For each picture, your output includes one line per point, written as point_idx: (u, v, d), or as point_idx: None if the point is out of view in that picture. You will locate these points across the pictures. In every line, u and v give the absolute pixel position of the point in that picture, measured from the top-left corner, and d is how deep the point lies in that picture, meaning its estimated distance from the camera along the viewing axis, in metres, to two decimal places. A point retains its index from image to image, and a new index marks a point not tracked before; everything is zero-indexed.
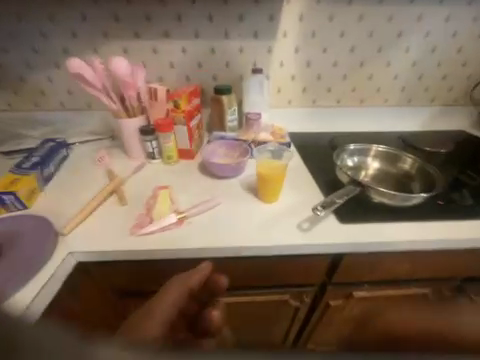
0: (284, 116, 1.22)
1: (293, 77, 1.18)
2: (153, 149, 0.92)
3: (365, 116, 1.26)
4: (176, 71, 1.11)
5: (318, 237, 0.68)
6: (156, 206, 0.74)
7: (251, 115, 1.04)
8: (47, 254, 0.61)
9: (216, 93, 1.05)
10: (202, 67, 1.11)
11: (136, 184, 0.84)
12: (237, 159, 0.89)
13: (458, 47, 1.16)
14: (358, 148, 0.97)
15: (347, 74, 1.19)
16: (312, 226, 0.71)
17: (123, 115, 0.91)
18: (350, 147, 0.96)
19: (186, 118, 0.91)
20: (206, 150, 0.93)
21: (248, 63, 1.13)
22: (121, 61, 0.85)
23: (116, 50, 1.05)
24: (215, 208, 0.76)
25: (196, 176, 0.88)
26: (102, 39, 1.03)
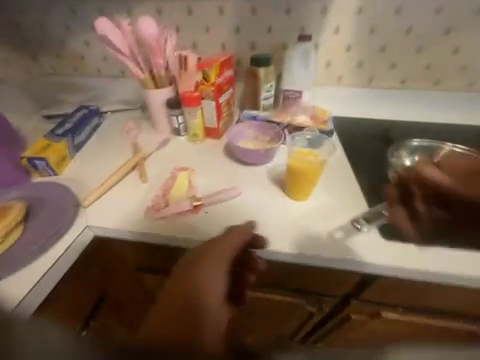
0: (330, 96, 1.02)
1: (349, 48, 0.97)
2: (178, 125, 0.88)
3: (438, 103, 0.98)
4: (210, 37, 0.98)
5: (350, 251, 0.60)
6: (174, 187, 0.71)
7: (290, 93, 0.92)
8: (67, 224, 0.64)
9: (252, 65, 0.91)
10: (240, 32, 0.97)
11: (160, 161, 0.81)
12: (266, 145, 0.80)
13: None
14: (424, 145, 0.79)
15: (422, 46, 0.93)
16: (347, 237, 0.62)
17: (150, 85, 0.85)
18: (413, 143, 0.79)
19: (215, 93, 0.83)
20: (234, 130, 0.84)
21: (295, 28, 0.95)
22: (148, 23, 0.78)
23: (149, 11, 0.97)
24: (235, 197, 0.70)
25: (219, 158, 0.81)
26: None
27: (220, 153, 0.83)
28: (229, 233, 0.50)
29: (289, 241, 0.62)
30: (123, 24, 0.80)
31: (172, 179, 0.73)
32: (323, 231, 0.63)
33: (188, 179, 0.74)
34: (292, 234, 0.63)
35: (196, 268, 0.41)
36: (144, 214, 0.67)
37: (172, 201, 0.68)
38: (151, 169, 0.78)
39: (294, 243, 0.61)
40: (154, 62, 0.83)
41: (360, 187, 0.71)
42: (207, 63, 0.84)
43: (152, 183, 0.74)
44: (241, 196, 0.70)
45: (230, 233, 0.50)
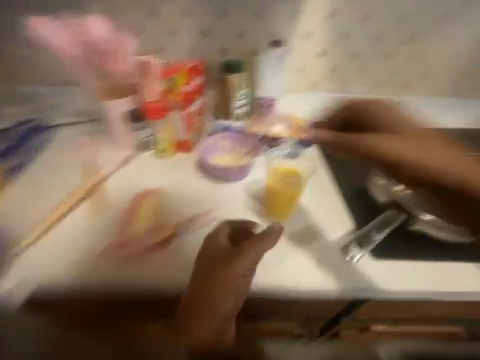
0: (306, 102, 0.99)
1: (322, 54, 0.96)
2: (143, 139, 0.79)
3: (407, 108, 1.00)
4: (177, 40, 0.90)
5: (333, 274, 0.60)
6: (143, 213, 0.66)
7: (264, 101, 0.89)
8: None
9: (224, 72, 0.86)
10: (208, 36, 0.90)
11: (122, 187, 0.74)
12: (242, 160, 0.75)
13: None
14: None
15: (389, 53, 0.95)
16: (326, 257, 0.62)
17: (109, 95, 0.75)
18: None
19: (184, 103, 0.77)
20: (206, 145, 0.78)
21: (267, 33, 0.91)
22: (96, 24, 0.67)
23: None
24: (212, 219, 0.67)
25: (191, 177, 0.76)
26: None
27: (193, 169, 0.77)
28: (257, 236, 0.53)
29: (270, 262, 0.61)
30: (69, 21, 0.68)
31: (139, 204, 0.68)
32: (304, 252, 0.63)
33: (158, 203, 0.69)
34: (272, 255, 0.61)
35: (223, 266, 0.48)
36: (104, 249, 0.60)
37: (142, 232, 0.62)
38: (113, 194, 0.72)
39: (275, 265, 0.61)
40: (109, 67, 0.71)
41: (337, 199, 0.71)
42: (173, 71, 0.77)
43: (120, 208, 0.69)
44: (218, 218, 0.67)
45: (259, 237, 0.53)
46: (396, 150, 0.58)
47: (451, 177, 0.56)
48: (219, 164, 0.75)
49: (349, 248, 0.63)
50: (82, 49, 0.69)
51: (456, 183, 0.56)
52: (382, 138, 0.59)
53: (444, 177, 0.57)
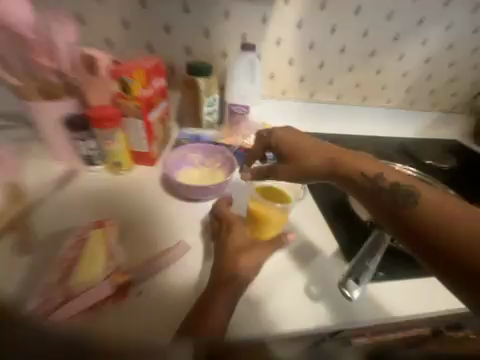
0: (276, 112, 1.00)
1: (291, 62, 0.94)
2: (90, 151, 0.65)
3: (363, 118, 1.08)
4: (131, 35, 0.82)
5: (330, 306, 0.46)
6: (86, 254, 0.49)
7: (236, 108, 0.80)
8: None
9: (189, 74, 0.76)
10: (171, 33, 0.83)
11: (54, 214, 0.58)
12: (216, 179, 0.65)
13: (473, 48, 0.98)
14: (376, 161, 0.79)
15: (353, 66, 0.97)
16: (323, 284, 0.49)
17: (38, 96, 0.60)
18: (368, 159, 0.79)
19: (143, 109, 0.62)
20: (171, 159, 0.67)
21: (234, 34, 0.85)
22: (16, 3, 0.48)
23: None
24: (181, 256, 0.52)
25: (152, 199, 0.63)
26: None
27: (155, 185, 0.67)
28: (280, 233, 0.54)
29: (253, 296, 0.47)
30: None
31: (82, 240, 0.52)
32: (296, 289, 0.48)
33: (106, 239, 0.52)
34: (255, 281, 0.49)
35: (241, 255, 0.49)
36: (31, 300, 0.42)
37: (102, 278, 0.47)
38: (40, 225, 0.55)
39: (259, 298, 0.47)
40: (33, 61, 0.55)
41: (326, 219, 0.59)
42: (126, 70, 0.61)
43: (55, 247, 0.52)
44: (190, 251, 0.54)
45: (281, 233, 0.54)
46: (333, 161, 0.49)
47: (401, 184, 0.45)
48: (187, 183, 0.63)
49: (347, 280, 0.47)
50: None
51: (405, 189, 0.44)
52: (302, 148, 0.53)
53: (382, 178, 0.46)
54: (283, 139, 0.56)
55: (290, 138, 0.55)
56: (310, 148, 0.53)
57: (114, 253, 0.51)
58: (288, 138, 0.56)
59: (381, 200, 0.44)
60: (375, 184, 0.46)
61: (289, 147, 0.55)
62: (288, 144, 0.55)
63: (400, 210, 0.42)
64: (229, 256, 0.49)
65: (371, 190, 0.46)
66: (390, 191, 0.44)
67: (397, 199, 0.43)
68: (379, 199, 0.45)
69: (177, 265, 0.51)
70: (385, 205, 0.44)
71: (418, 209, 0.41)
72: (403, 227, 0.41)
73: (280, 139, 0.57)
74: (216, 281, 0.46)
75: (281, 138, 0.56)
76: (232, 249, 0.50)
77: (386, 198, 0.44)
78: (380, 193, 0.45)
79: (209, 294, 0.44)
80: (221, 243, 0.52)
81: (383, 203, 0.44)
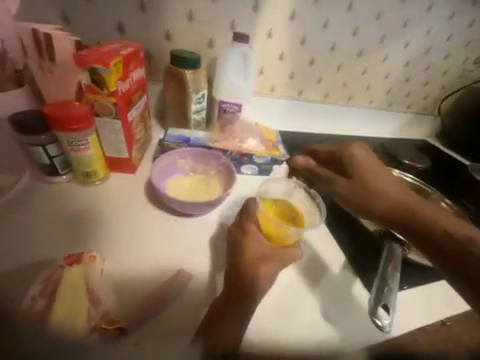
0: (264, 111, 0.96)
1: (282, 56, 0.88)
2: (50, 159, 0.52)
3: (347, 118, 1.09)
4: (97, 11, 0.67)
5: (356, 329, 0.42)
6: (62, 304, 0.37)
7: (227, 106, 0.72)
8: None
9: (174, 64, 0.66)
10: (147, 13, 0.70)
11: (5, 244, 0.44)
12: (212, 189, 0.58)
13: (445, 54, 1.04)
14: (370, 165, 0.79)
15: (342, 64, 0.96)
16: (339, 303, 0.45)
17: None
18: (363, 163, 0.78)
19: (121, 107, 0.50)
20: (158, 167, 0.58)
21: (222, 20, 0.75)
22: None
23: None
24: (188, 287, 0.42)
25: (137, 214, 0.53)
26: None
27: (137, 197, 0.56)
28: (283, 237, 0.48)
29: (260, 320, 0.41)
30: None
31: (52, 285, 0.38)
32: (314, 310, 0.44)
33: (85, 280, 0.40)
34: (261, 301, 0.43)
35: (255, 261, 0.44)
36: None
37: (88, 328, 0.36)
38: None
39: (268, 323, 0.41)
40: None
41: (333, 232, 0.56)
42: (95, 56, 0.46)
43: (12, 298, 0.38)
44: (194, 280, 0.44)
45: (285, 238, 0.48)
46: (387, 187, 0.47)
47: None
48: (178, 197, 0.54)
49: (377, 308, 0.41)
50: None
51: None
52: (376, 184, 0.47)
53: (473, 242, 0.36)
54: (359, 170, 0.50)
55: (369, 171, 0.49)
56: (386, 187, 0.47)
57: (100, 297, 0.39)
58: (372, 168, 0.50)
59: (466, 266, 0.35)
60: (460, 246, 0.36)
61: (361, 180, 0.49)
62: (362, 177, 0.49)
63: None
64: (241, 263, 0.43)
65: (451, 250, 0.37)
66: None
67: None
68: (461, 263, 0.35)
69: (185, 300, 0.41)
70: (471, 271, 0.35)
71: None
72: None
73: (354, 168, 0.51)
74: (229, 293, 0.40)
75: (362, 169, 0.50)
76: (244, 254, 0.44)
77: (474, 264, 0.35)
78: (467, 257, 0.35)
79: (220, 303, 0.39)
80: (237, 247, 0.46)
81: (468, 269, 0.35)
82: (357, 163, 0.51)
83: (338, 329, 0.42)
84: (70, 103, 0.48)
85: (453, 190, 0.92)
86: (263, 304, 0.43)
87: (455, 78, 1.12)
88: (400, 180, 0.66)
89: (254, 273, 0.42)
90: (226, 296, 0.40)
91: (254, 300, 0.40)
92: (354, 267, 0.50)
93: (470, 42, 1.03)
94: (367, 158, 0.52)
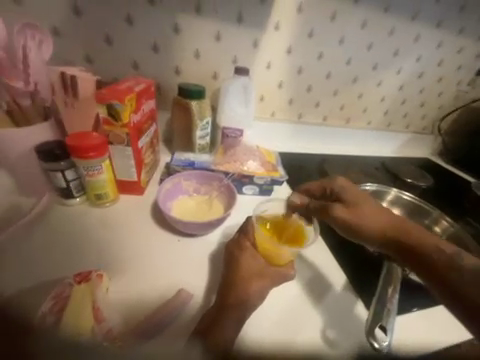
0: (266, 133, 1.02)
1: (280, 84, 0.95)
2: (68, 183, 0.57)
3: (347, 139, 1.14)
4: (115, 53, 0.77)
5: (351, 349, 0.41)
6: (70, 319, 0.38)
7: (229, 132, 0.78)
8: None
9: (181, 95, 0.72)
10: (159, 52, 0.79)
11: (22, 262, 0.47)
12: (215, 209, 0.61)
13: (437, 78, 1.10)
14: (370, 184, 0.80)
15: (338, 90, 1.02)
16: (334, 323, 0.44)
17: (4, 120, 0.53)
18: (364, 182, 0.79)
19: (132, 137, 0.56)
20: (164, 189, 0.61)
21: (224, 56, 0.84)
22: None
23: (9, 1, 0.66)
24: (187, 306, 0.44)
25: (141, 233, 0.56)
26: None
27: (143, 217, 0.60)
28: (278, 257, 0.48)
29: (248, 333, 0.41)
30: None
31: (62, 302, 0.40)
32: (312, 330, 0.43)
33: (92, 298, 0.41)
34: (252, 314, 0.43)
35: (252, 279, 0.45)
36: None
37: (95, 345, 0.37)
38: (3, 279, 0.45)
39: (256, 337, 0.41)
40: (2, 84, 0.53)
41: (332, 252, 0.57)
42: (112, 94, 0.52)
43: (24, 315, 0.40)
44: (194, 299, 0.45)
45: (280, 258, 0.48)
46: (374, 213, 0.45)
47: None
48: (182, 218, 0.56)
49: (374, 328, 0.40)
50: None
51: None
52: (364, 208, 0.45)
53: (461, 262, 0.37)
54: (348, 193, 0.48)
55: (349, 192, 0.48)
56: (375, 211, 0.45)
57: (105, 314, 0.40)
58: (355, 193, 0.48)
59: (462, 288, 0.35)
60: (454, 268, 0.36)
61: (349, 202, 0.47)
62: (350, 199, 0.47)
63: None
64: (238, 280, 0.44)
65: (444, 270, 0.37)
66: (477, 279, 0.35)
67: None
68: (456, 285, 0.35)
69: (185, 318, 0.42)
70: (467, 293, 0.34)
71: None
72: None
73: (341, 193, 0.49)
74: (220, 301, 0.41)
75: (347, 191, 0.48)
76: (241, 271, 0.46)
77: (468, 286, 0.35)
78: (459, 275, 0.36)
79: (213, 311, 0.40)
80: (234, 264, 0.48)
81: (464, 291, 0.35)
82: (342, 188, 0.49)
83: (332, 348, 0.41)
84: (88, 133, 0.54)
85: (458, 208, 0.92)
86: (255, 324, 0.43)
87: (450, 99, 1.16)
88: (399, 199, 0.66)
89: (250, 291, 0.43)
90: (218, 304, 0.41)
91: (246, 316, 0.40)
92: (353, 286, 0.50)
93: (461, 67, 1.08)
94: (350, 184, 0.50)
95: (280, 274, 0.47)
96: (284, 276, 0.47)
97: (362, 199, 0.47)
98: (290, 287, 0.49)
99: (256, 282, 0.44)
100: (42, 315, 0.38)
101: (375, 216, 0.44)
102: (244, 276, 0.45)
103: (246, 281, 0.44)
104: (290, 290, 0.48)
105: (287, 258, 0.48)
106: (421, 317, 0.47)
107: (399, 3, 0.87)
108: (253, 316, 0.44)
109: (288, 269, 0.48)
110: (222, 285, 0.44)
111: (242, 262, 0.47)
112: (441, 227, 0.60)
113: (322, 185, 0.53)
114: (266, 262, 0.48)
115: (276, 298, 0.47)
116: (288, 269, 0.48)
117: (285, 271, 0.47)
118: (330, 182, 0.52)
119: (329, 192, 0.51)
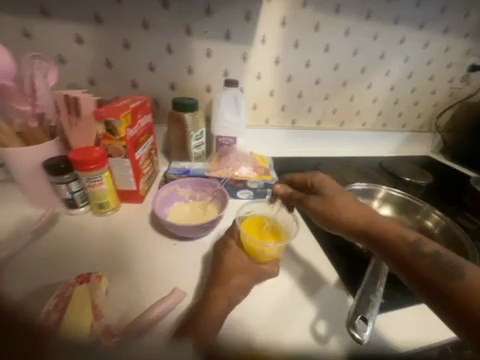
0: (261, 140, 1.06)
1: (272, 93, 0.99)
2: (72, 194, 0.62)
3: (343, 141, 1.15)
4: (115, 75, 0.84)
5: (334, 340, 0.42)
6: (71, 317, 0.41)
7: (223, 140, 0.83)
8: None
9: (175, 109, 0.77)
10: (155, 71, 0.86)
11: (30, 266, 0.51)
12: (209, 213, 0.64)
13: (428, 77, 1.11)
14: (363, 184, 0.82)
15: (329, 94, 1.05)
16: (319, 317, 0.45)
17: (15, 141, 0.59)
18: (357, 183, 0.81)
19: (129, 149, 0.61)
20: (161, 196, 0.65)
21: (216, 71, 0.90)
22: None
23: (21, 37, 0.75)
24: (179, 304, 0.46)
25: (138, 238, 0.59)
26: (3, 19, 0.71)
27: (141, 224, 0.64)
28: (264, 255, 0.50)
29: (232, 321, 0.44)
30: None
31: (64, 301, 0.43)
32: (296, 323, 0.44)
33: (92, 298, 0.44)
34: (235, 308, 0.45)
35: (236, 276, 0.47)
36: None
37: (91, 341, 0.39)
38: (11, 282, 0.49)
39: (239, 331, 0.43)
40: (13, 110, 0.59)
41: (323, 250, 0.58)
42: (110, 112, 0.57)
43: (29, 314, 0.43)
44: (188, 298, 0.47)
45: (266, 256, 0.50)
46: (346, 205, 0.46)
47: (444, 255, 0.36)
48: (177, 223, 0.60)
49: (355, 320, 0.41)
50: None
51: (449, 260, 0.35)
52: (338, 198, 0.48)
53: (421, 244, 0.37)
54: (324, 188, 0.51)
55: (327, 187, 0.50)
56: (350, 203, 0.46)
57: (102, 313, 0.43)
58: (332, 185, 0.51)
59: (418, 267, 0.36)
60: (415, 249, 0.37)
61: (326, 196, 0.49)
62: (326, 192, 0.50)
63: (442, 280, 0.34)
64: (229, 279, 0.47)
65: (410, 256, 0.37)
66: (433, 259, 0.36)
67: (440, 266, 0.34)
68: (417, 266, 0.36)
69: (179, 315, 0.44)
70: (423, 272, 0.35)
71: (464, 285, 0.32)
72: (436, 298, 0.33)
73: (318, 186, 0.52)
74: (207, 297, 0.44)
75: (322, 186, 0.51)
76: (231, 271, 0.48)
77: (425, 265, 0.35)
78: (423, 261, 0.36)
79: (204, 305, 0.43)
80: (222, 263, 0.50)
81: (421, 270, 0.36)
82: (320, 182, 0.52)
83: (314, 339, 0.42)
84: (88, 148, 0.59)
85: (459, 203, 0.91)
86: (239, 319, 0.44)
87: (444, 96, 1.17)
88: (389, 196, 0.70)
89: (234, 287, 0.45)
90: (205, 299, 0.44)
91: (228, 309, 0.43)
92: (343, 282, 0.51)
93: (451, 64, 1.10)
94: (328, 179, 0.53)
95: (264, 270, 0.50)
96: (268, 273, 0.50)
97: (338, 193, 0.49)
98: (277, 283, 0.51)
99: (240, 277, 0.47)
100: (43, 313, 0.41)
101: (348, 207, 0.46)
102: (229, 274, 0.48)
103: (231, 278, 0.47)
104: (277, 286, 0.50)
105: (273, 256, 0.51)
106: (418, 310, 0.48)
107: (379, 10, 0.91)
108: (238, 306, 0.46)
109: (271, 266, 0.51)
110: (210, 282, 0.47)
111: (229, 260, 0.50)
112: (433, 220, 0.62)
113: (305, 178, 0.56)
114: (252, 260, 0.51)
115: (261, 293, 0.49)
116: (272, 266, 0.51)
117: (269, 268, 0.50)
118: (310, 177, 0.55)
119: (309, 185, 0.54)
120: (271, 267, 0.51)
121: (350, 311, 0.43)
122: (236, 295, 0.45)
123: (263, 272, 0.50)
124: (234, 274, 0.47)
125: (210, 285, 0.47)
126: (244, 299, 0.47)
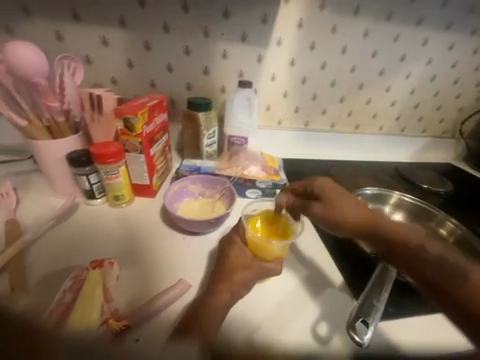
0: (273, 141, 1.06)
1: (285, 94, 0.99)
2: (91, 185, 0.66)
3: (358, 144, 1.12)
4: (136, 75, 0.89)
5: (335, 342, 0.42)
6: (83, 299, 0.44)
7: (235, 140, 0.84)
8: None
9: (190, 108, 0.80)
10: (173, 71, 0.89)
11: (51, 249, 0.56)
12: (217, 210, 0.66)
13: (453, 80, 1.06)
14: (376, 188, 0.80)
15: (345, 96, 1.03)
16: (321, 319, 0.45)
17: (44, 134, 0.64)
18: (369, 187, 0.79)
19: (145, 145, 0.64)
20: (172, 191, 0.67)
21: (231, 72, 0.92)
22: (26, 51, 0.57)
23: (54, 39, 0.81)
24: (184, 295, 0.48)
25: (149, 230, 0.62)
26: (38, 22, 0.78)
27: (153, 216, 0.67)
28: (269, 253, 0.51)
29: (235, 314, 0.45)
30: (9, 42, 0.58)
31: (79, 283, 0.47)
32: (296, 323, 0.44)
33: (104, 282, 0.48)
34: (237, 302, 0.46)
35: (240, 270, 0.49)
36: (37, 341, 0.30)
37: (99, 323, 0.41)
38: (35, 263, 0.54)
39: (240, 324, 0.44)
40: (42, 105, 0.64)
41: (330, 252, 0.58)
42: (129, 109, 0.61)
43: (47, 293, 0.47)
44: (193, 289, 0.49)
45: (270, 254, 0.51)
46: (347, 209, 0.48)
47: (447, 258, 0.38)
48: (187, 217, 0.62)
49: (356, 322, 0.41)
50: (19, 74, 0.59)
51: (453, 264, 0.37)
52: (341, 204, 0.49)
53: (424, 249, 0.40)
54: (324, 192, 0.52)
55: (328, 192, 0.51)
56: (352, 208, 0.48)
57: (112, 296, 0.47)
58: (331, 191, 0.52)
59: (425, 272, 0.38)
60: (417, 253, 0.40)
61: (327, 200, 0.50)
62: (327, 196, 0.51)
63: (450, 286, 0.35)
64: (233, 274, 0.48)
65: (413, 260, 0.40)
66: (437, 263, 0.38)
67: (444, 270, 0.37)
68: (420, 269, 0.38)
69: (184, 305, 0.46)
70: (431, 276, 0.37)
71: (470, 289, 0.34)
72: (445, 303, 0.36)
73: (319, 192, 0.52)
74: (211, 289, 0.46)
75: (322, 190, 0.52)
76: (236, 266, 0.49)
77: (431, 269, 0.37)
78: (425, 264, 0.38)
79: (208, 297, 0.44)
80: (226, 257, 0.52)
81: (428, 275, 0.37)
82: (320, 187, 0.53)
83: (314, 340, 0.42)
84: (107, 143, 0.63)
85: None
86: (241, 313, 0.45)
87: (470, 101, 1.11)
88: (401, 202, 0.68)
89: (236, 281, 0.47)
90: (209, 291, 0.46)
91: (230, 302, 0.44)
92: (348, 285, 0.51)
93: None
94: (327, 182, 0.54)
95: (268, 268, 0.50)
96: (273, 270, 0.51)
97: (339, 198, 0.50)
98: (280, 282, 0.51)
99: (243, 272, 0.49)
100: (59, 294, 0.45)
101: (349, 212, 0.47)
102: (232, 269, 0.49)
103: (235, 274, 0.48)
104: (280, 285, 0.51)
105: (277, 255, 0.52)
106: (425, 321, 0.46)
107: (401, 11, 0.89)
108: (241, 301, 0.47)
109: (275, 265, 0.51)
110: (214, 275, 0.49)
111: (233, 255, 0.52)
112: (447, 229, 0.60)
113: (303, 182, 0.56)
114: (257, 258, 0.52)
115: (264, 291, 0.50)
116: (275, 265, 0.51)
117: (273, 267, 0.51)
118: (309, 181, 0.55)
119: (309, 190, 0.54)
120: (275, 266, 0.51)
121: (351, 313, 0.43)
122: (238, 290, 0.46)
123: (267, 270, 0.50)
124: (238, 269, 0.49)
125: (213, 278, 0.48)
126: (246, 295, 0.48)
